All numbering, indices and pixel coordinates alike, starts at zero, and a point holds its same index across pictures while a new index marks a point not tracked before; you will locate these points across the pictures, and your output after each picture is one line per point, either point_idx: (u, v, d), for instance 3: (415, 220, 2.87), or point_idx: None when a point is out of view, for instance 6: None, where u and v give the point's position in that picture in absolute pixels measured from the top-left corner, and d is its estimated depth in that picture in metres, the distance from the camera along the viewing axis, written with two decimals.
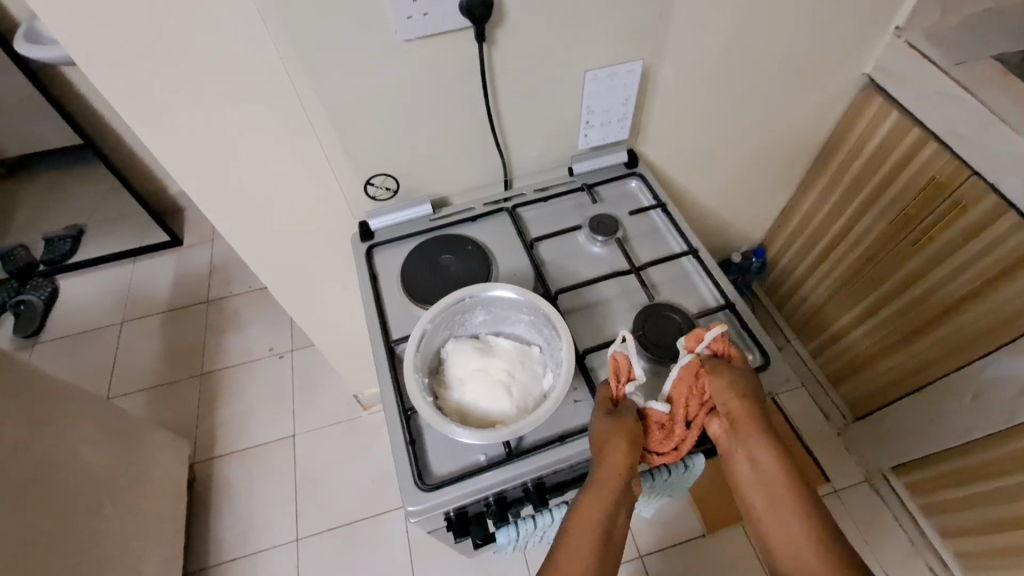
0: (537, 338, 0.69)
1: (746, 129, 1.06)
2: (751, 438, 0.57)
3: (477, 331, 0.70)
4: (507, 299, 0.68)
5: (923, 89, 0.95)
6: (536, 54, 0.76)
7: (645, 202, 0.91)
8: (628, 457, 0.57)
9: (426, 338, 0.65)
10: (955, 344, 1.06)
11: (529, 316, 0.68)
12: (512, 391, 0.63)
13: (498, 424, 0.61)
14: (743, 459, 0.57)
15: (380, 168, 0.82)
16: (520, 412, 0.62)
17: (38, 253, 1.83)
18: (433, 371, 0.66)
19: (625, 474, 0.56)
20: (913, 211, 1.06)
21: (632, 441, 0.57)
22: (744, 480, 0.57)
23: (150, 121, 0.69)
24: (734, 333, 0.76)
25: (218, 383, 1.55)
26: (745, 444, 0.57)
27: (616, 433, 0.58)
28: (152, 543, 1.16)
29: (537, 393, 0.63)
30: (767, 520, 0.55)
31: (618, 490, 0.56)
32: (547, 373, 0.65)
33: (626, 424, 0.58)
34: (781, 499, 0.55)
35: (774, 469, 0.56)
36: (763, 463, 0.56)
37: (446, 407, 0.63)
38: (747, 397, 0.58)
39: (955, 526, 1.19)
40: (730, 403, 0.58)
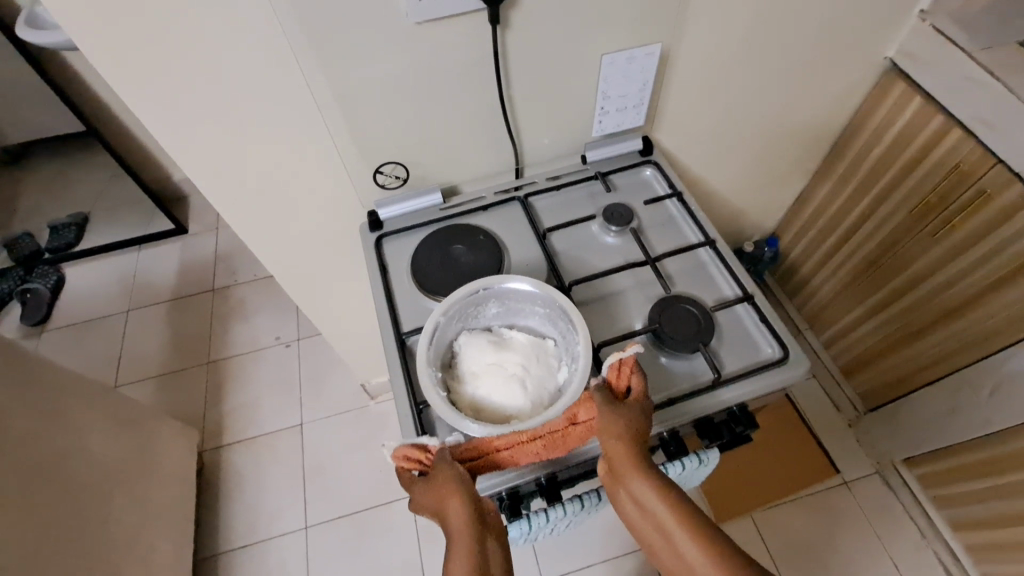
0: (551, 331, 0.68)
1: (763, 116, 1.03)
2: (631, 478, 0.52)
3: (491, 324, 0.69)
4: (522, 291, 0.66)
5: (949, 74, 0.92)
6: (550, 37, 0.73)
7: (660, 191, 0.89)
8: (462, 499, 0.52)
9: (439, 331, 0.64)
10: (974, 337, 1.04)
11: (544, 309, 0.67)
12: (527, 385, 0.61)
13: (513, 420, 0.60)
14: (631, 504, 0.53)
15: (390, 157, 0.80)
16: (535, 407, 0.61)
17: (43, 241, 1.82)
18: (446, 364, 0.65)
19: (466, 513, 0.51)
20: (934, 201, 1.04)
21: (457, 482, 0.53)
22: (639, 523, 0.52)
23: (155, 108, 0.67)
24: (752, 326, 0.74)
25: (225, 371, 1.55)
26: (628, 487, 0.53)
27: (438, 487, 0.53)
28: (163, 531, 1.17)
29: (552, 387, 0.62)
30: (668, 556, 0.51)
31: (470, 533, 0.50)
32: (562, 367, 0.64)
33: (444, 473, 0.53)
34: (673, 534, 0.50)
35: (658, 505, 0.51)
36: (649, 501, 0.51)
37: (459, 401, 0.62)
38: (625, 433, 0.54)
39: (967, 519, 1.19)
40: (608, 443, 0.54)
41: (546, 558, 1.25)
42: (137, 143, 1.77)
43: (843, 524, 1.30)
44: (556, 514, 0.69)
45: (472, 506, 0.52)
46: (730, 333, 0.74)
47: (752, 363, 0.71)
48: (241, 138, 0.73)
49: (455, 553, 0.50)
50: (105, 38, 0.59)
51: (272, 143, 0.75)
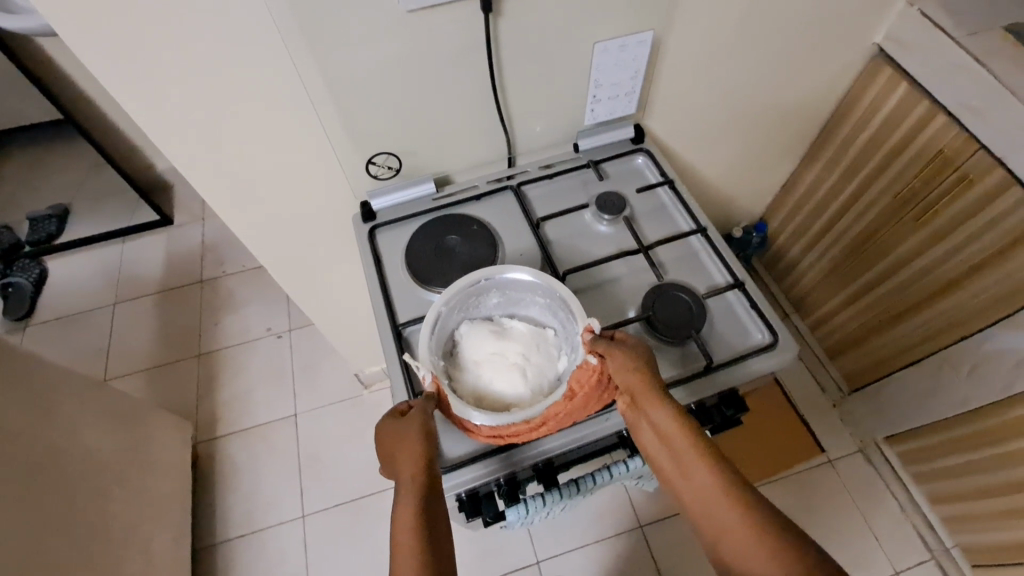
0: (551, 321, 0.68)
1: (754, 102, 1.04)
2: (650, 405, 0.54)
3: (491, 313, 0.70)
4: (522, 281, 0.67)
5: (934, 60, 0.93)
6: (543, 24, 0.72)
7: (651, 178, 0.89)
8: (416, 449, 0.53)
9: (441, 320, 0.64)
10: (956, 318, 1.07)
11: (544, 300, 0.67)
12: (529, 374, 0.62)
13: (514, 407, 0.61)
14: (650, 429, 0.55)
15: (382, 147, 0.80)
16: (535, 395, 0.62)
17: (23, 233, 1.78)
18: (447, 354, 0.66)
19: (417, 463, 0.52)
20: (918, 185, 1.06)
21: (418, 434, 0.54)
22: (655, 450, 0.54)
23: (141, 95, 0.65)
24: (744, 314, 0.75)
25: (217, 363, 1.54)
26: (647, 413, 0.55)
27: (400, 436, 0.55)
28: (161, 521, 1.18)
29: (555, 375, 0.63)
30: (678, 482, 0.52)
31: (423, 481, 0.52)
32: (563, 355, 0.64)
33: (410, 426, 0.55)
34: (687, 459, 0.51)
35: (676, 431, 0.53)
36: (667, 428, 0.53)
37: (462, 390, 0.62)
38: (640, 366, 0.56)
39: (944, 492, 1.24)
40: (628, 376, 0.56)
41: (542, 544, 1.28)
42: (120, 133, 1.73)
43: (828, 501, 1.34)
44: (553, 498, 0.72)
45: (426, 460, 0.53)
46: (721, 320, 0.75)
47: (742, 349, 0.72)
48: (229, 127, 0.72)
49: (403, 499, 0.51)
50: (87, 19, 0.57)
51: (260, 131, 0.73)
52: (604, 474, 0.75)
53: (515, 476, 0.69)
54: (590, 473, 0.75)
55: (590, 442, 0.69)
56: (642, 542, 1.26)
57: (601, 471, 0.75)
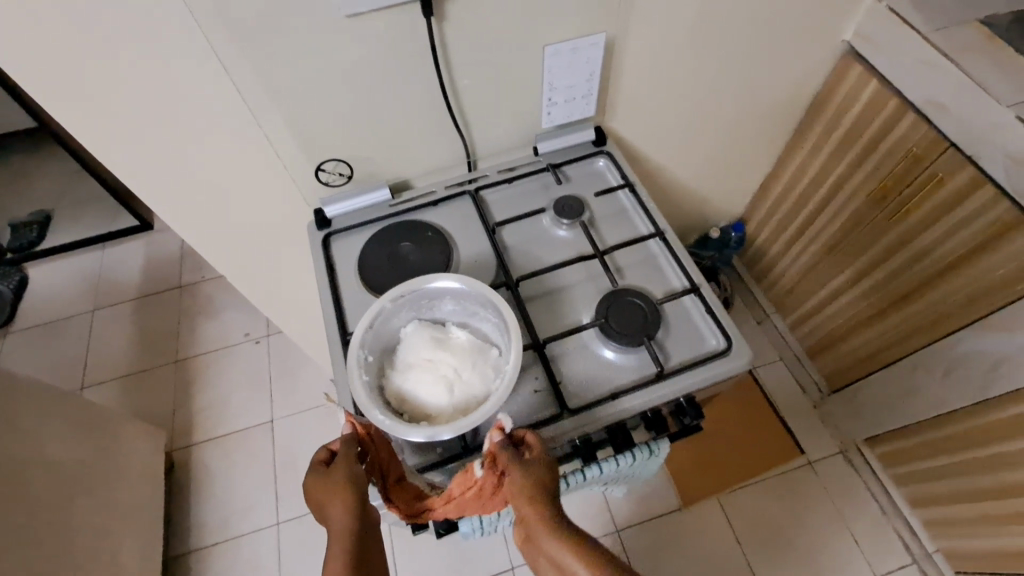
0: (500, 340, 0.65)
1: (721, 101, 1.02)
2: (543, 537, 0.51)
3: (446, 318, 0.67)
4: (475, 293, 0.63)
5: (902, 57, 0.92)
6: (490, 26, 0.71)
7: (612, 181, 0.88)
8: (346, 500, 0.52)
9: (385, 316, 0.63)
10: (929, 319, 1.06)
11: (494, 316, 0.64)
12: (455, 390, 0.60)
13: (430, 420, 0.59)
14: (548, 564, 0.51)
15: (332, 153, 0.78)
16: (454, 412, 0.59)
17: (3, 240, 1.77)
18: (386, 351, 0.64)
19: (348, 514, 0.52)
20: (889, 184, 1.04)
21: (349, 482, 0.53)
22: None
23: (75, 105, 0.64)
24: (700, 319, 0.74)
25: (194, 369, 1.54)
26: (542, 547, 0.51)
27: (329, 485, 0.53)
28: (131, 531, 1.17)
29: (481, 396, 0.60)
30: None
31: (353, 533, 0.51)
32: (496, 379, 0.61)
33: (335, 481, 0.53)
34: None
35: (574, 561, 0.49)
36: (565, 560, 0.50)
37: (386, 389, 0.61)
38: (527, 487, 0.54)
39: (924, 494, 1.22)
40: (522, 504, 0.53)
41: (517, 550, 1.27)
42: None
43: (807, 503, 1.33)
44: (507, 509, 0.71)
45: (358, 509, 0.52)
46: (677, 326, 0.74)
47: (697, 354, 0.71)
48: (171, 137, 0.70)
49: (331, 559, 0.50)
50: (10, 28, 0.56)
51: (204, 140, 0.72)
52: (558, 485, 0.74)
53: None
54: None
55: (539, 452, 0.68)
56: None
57: None
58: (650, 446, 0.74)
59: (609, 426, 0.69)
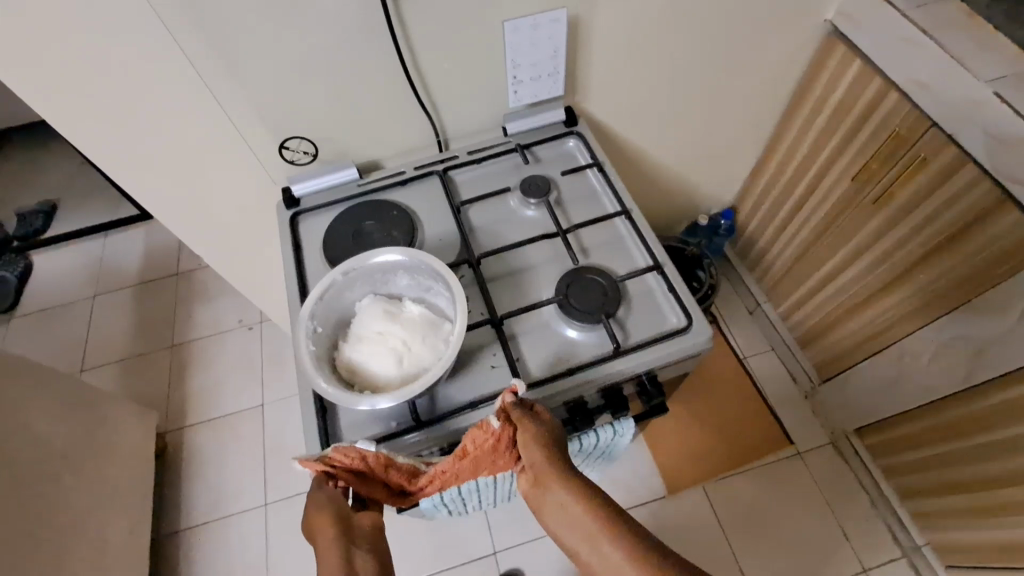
0: (453, 314, 0.65)
1: (700, 82, 1.00)
2: (552, 482, 0.53)
3: (402, 293, 0.67)
4: (426, 267, 0.63)
5: (883, 35, 0.89)
6: (450, 3, 0.71)
7: (581, 161, 0.88)
8: (325, 517, 0.54)
9: (337, 290, 0.63)
10: (916, 305, 1.03)
11: (447, 290, 0.64)
12: (403, 361, 0.60)
13: (378, 391, 0.60)
14: (556, 509, 0.52)
15: (297, 132, 0.79)
16: (402, 384, 0.60)
17: (11, 228, 1.82)
18: (340, 324, 0.65)
19: (330, 527, 0.53)
20: (874, 166, 1.01)
21: (325, 501, 0.55)
22: (564, 532, 0.51)
23: (37, 82, 0.65)
24: (662, 297, 0.73)
25: (189, 354, 1.57)
26: (551, 492, 0.53)
27: (308, 514, 0.55)
28: (120, 509, 1.20)
29: (431, 367, 0.60)
30: (593, 561, 0.48)
31: (336, 540, 0.52)
32: (446, 351, 0.61)
33: (313, 506, 0.56)
34: (596, 536, 0.48)
35: (581, 504, 0.51)
36: (572, 503, 0.51)
37: (337, 361, 0.61)
38: (543, 439, 0.56)
39: (913, 486, 1.19)
40: (531, 453, 0.56)
41: (498, 535, 1.27)
42: None
43: (795, 495, 1.31)
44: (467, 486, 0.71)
45: (338, 522, 0.54)
46: (639, 304, 0.73)
47: (657, 332, 0.70)
48: (134, 114, 0.71)
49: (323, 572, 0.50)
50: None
51: (168, 118, 0.73)
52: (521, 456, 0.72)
53: None
54: None
55: None
56: None
57: None
58: (613, 426, 0.72)
59: (567, 403, 0.69)
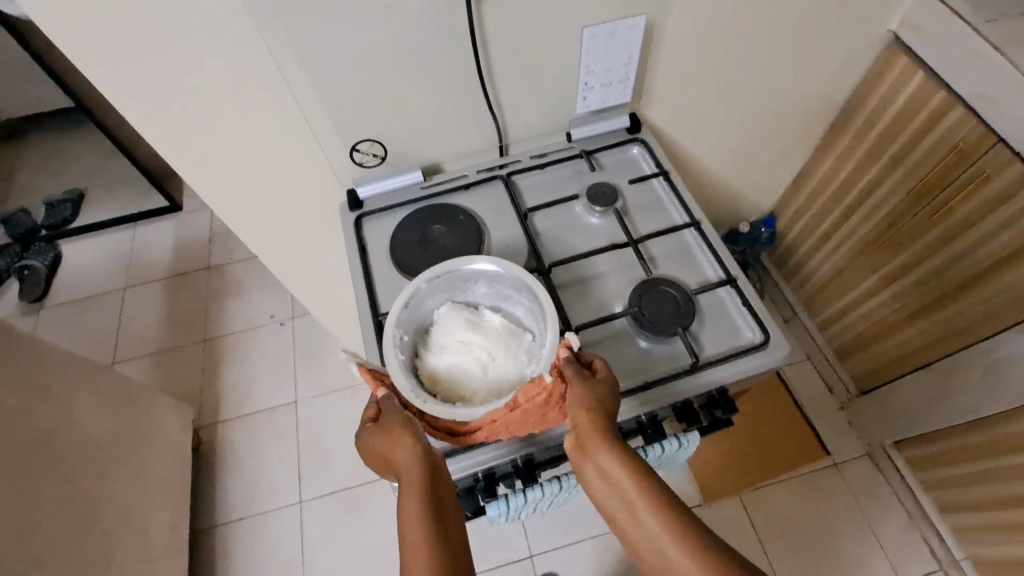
0: (533, 325, 0.65)
1: (759, 90, 0.99)
2: (596, 449, 0.51)
3: (479, 302, 0.67)
4: (509, 277, 0.63)
5: (951, 47, 0.88)
6: (528, 7, 0.70)
7: (646, 170, 0.87)
8: (411, 445, 0.52)
9: (420, 298, 0.63)
10: (968, 320, 1.03)
11: (529, 301, 0.64)
12: (488, 372, 0.60)
13: (463, 401, 0.60)
14: (596, 474, 0.52)
15: (367, 134, 0.78)
16: (488, 395, 0.60)
17: (40, 217, 1.81)
18: (420, 332, 0.64)
19: (416, 455, 0.52)
20: (932, 180, 1.00)
21: (408, 428, 0.53)
22: (602, 496, 0.51)
23: (118, 75, 0.64)
24: (735, 311, 0.72)
25: (221, 348, 1.57)
26: (594, 458, 0.52)
27: (388, 435, 0.53)
28: (160, 502, 1.20)
29: (515, 378, 0.60)
30: (630, 530, 0.49)
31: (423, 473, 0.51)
32: (529, 363, 0.61)
33: (398, 440, 0.53)
34: (637, 508, 0.49)
35: (625, 477, 0.50)
36: (616, 473, 0.50)
37: (420, 370, 0.61)
38: (593, 401, 0.54)
39: (954, 501, 1.19)
40: (578, 415, 0.53)
41: (535, 537, 1.27)
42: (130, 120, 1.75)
43: (830, 505, 1.31)
44: (534, 496, 0.68)
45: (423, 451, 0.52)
46: (711, 317, 0.72)
47: (731, 346, 0.70)
48: (211, 110, 0.71)
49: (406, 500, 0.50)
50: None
51: (240, 113, 0.72)
52: None
53: (492, 471, 0.68)
54: None
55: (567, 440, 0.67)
56: None
57: None
58: (678, 438, 0.72)
59: (641, 415, 0.69)
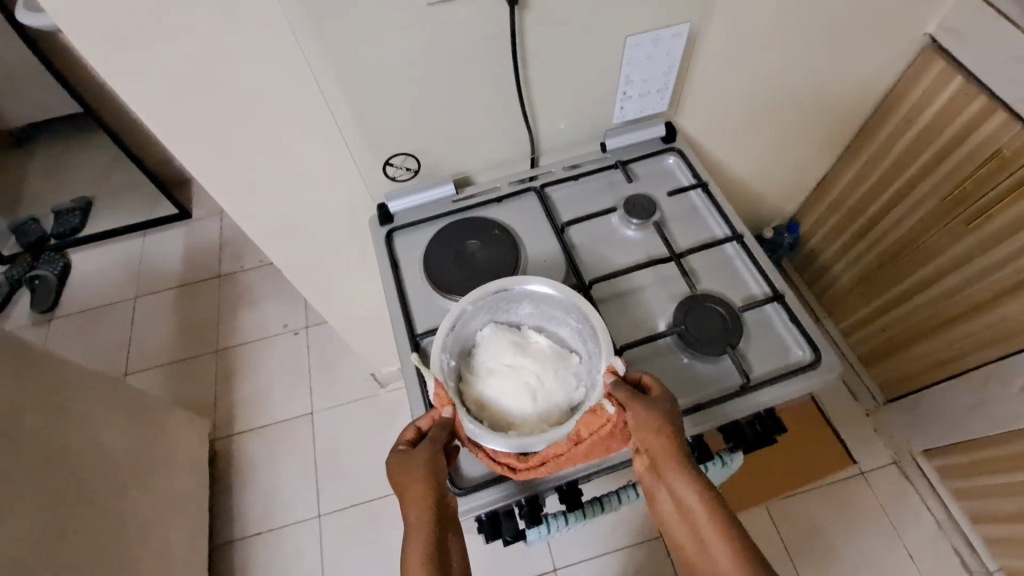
0: (579, 347, 0.63)
1: (793, 95, 0.97)
2: (671, 474, 0.50)
3: (522, 322, 0.65)
4: (556, 298, 0.61)
5: (993, 53, 0.86)
6: (570, 16, 0.68)
7: (683, 180, 0.84)
8: (428, 490, 0.51)
9: (464, 319, 0.61)
10: (1006, 330, 1.01)
11: (577, 322, 0.62)
12: (538, 398, 0.57)
13: (513, 428, 0.57)
14: (668, 499, 0.50)
15: (400, 147, 0.76)
16: (539, 421, 0.57)
17: (48, 226, 1.79)
18: (462, 354, 0.62)
19: (431, 502, 0.51)
20: (970, 186, 0.98)
21: (431, 471, 0.52)
22: (670, 521, 0.50)
23: (147, 89, 0.62)
24: (782, 329, 0.70)
25: (235, 359, 1.54)
26: (668, 482, 0.50)
27: (411, 471, 0.52)
28: (180, 519, 1.18)
29: (565, 404, 0.58)
30: (699, 561, 0.48)
31: (433, 523, 0.50)
32: (579, 387, 0.59)
33: (418, 456, 0.53)
34: (708, 539, 0.47)
35: (699, 506, 0.48)
36: (689, 501, 0.49)
37: (465, 395, 0.59)
38: (667, 428, 0.52)
39: (986, 511, 1.17)
40: (650, 439, 0.51)
41: (559, 550, 1.25)
42: (139, 127, 1.72)
43: (859, 514, 1.29)
44: (574, 518, 0.69)
45: (438, 500, 0.51)
46: (758, 335, 0.70)
47: (781, 366, 0.68)
48: (243, 123, 0.68)
49: (413, 540, 0.49)
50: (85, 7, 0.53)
51: (272, 127, 0.70)
52: (628, 493, 0.71)
53: (538, 496, 0.65)
54: (615, 491, 0.71)
55: (618, 463, 0.64)
56: (663, 553, 1.23)
57: (625, 489, 0.71)
58: (721, 458, 0.71)
59: (690, 437, 0.66)
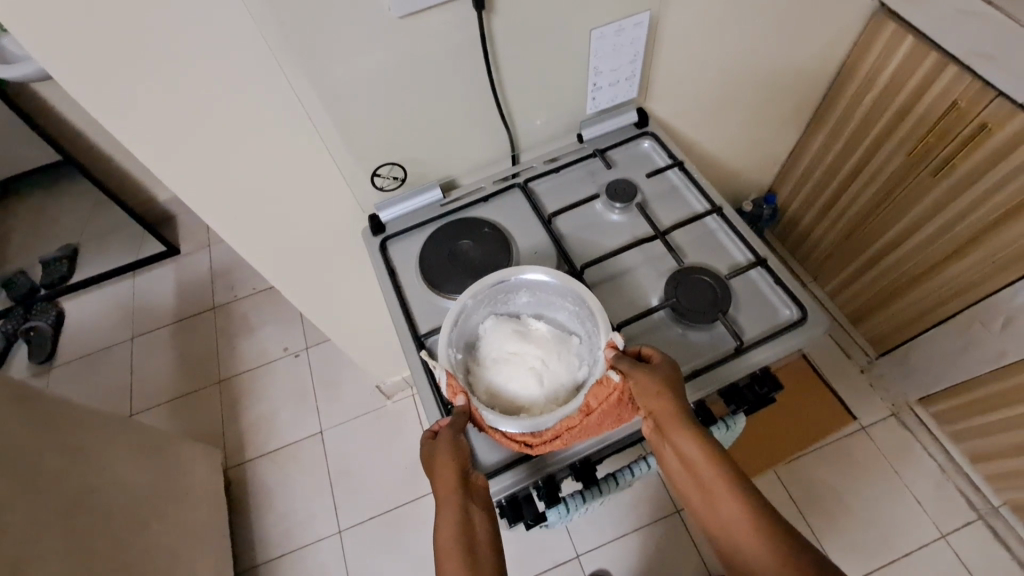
0: (578, 328, 0.65)
1: (756, 69, 1.01)
2: (675, 433, 0.52)
3: (521, 311, 0.68)
4: (551, 284, 0.64)
5: (940, 10, 0.90)
6: (537, 15, 0.71)
7: (660, 161, 0.88)
8: (453, 466, 0.53)
9: (466, 313, 0.64)
10: (981, 273, 1.05)
11: (573, 306, 0.64)
12: (544, 380, 0.60)
13: (524, 412, 0.59)
14: (675, 456, 0.53)
15: (386, 158, 0.79)
16: (548, 402, 0.60)
17: (37, 277, 1.80)
18: (468, 348, 0.65)
19: (455, 478, 0.53)
20: (931, 139, 1.03)
21: (454, 450, 0.54)
22: (678, 477, 0.53)
23: (138, 123, 0.64)
24: (768, 291, 0.74)
25: (238, 387, 1.55)
26: (672, 441, 0.53)
27: (436, 455, 0.55)
28: (202, 549, 1.18)
29: (571, 383, 0.60)
30: (706, 513, 0.50)
31: (459, 497, 0.52)
32: (583, 365, 0.61)
33: (442, 438, 0.56)
34: (712, 490, 0.49)
35: (701, 461, 0.51)
36: (693, 456, 0.51)
37: (475, 385, 0.61)
38: (667, 389, 0.54)
39: (984, 449, 1.22)
40: (651, 401, 0.54)
41: (580, 537, 1.27)
42: (119, 169, 1.73)
43: (865, 467, 1.33)
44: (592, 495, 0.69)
45: (461, 478, 0.53)
46: (746, 299, 0.74)
47: (771, 326, 0.71)
48: (231, 147, 0.70)
49: (443, 515, 0.51)
50: (75, 48, 0.55)
51: (261, 149, 0.72)
52: (641, 465, 0.72)
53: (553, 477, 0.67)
54: (626, 466, 0.73)
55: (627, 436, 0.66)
56: (680, 527, 1.26)
57: (637, 463, 0.73)
58: (726, 421, 0.73)
59: (694, 402, 0.69)
